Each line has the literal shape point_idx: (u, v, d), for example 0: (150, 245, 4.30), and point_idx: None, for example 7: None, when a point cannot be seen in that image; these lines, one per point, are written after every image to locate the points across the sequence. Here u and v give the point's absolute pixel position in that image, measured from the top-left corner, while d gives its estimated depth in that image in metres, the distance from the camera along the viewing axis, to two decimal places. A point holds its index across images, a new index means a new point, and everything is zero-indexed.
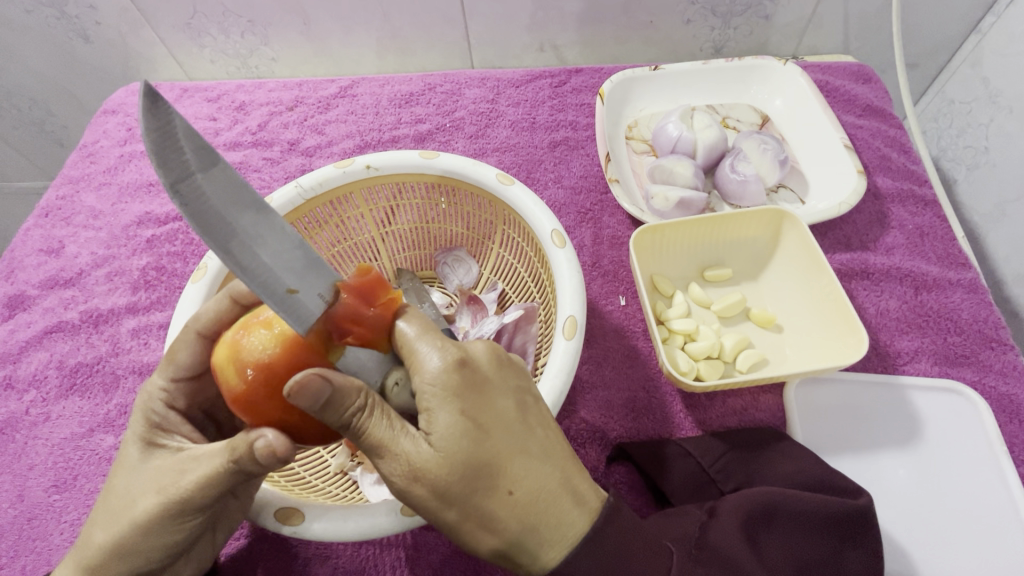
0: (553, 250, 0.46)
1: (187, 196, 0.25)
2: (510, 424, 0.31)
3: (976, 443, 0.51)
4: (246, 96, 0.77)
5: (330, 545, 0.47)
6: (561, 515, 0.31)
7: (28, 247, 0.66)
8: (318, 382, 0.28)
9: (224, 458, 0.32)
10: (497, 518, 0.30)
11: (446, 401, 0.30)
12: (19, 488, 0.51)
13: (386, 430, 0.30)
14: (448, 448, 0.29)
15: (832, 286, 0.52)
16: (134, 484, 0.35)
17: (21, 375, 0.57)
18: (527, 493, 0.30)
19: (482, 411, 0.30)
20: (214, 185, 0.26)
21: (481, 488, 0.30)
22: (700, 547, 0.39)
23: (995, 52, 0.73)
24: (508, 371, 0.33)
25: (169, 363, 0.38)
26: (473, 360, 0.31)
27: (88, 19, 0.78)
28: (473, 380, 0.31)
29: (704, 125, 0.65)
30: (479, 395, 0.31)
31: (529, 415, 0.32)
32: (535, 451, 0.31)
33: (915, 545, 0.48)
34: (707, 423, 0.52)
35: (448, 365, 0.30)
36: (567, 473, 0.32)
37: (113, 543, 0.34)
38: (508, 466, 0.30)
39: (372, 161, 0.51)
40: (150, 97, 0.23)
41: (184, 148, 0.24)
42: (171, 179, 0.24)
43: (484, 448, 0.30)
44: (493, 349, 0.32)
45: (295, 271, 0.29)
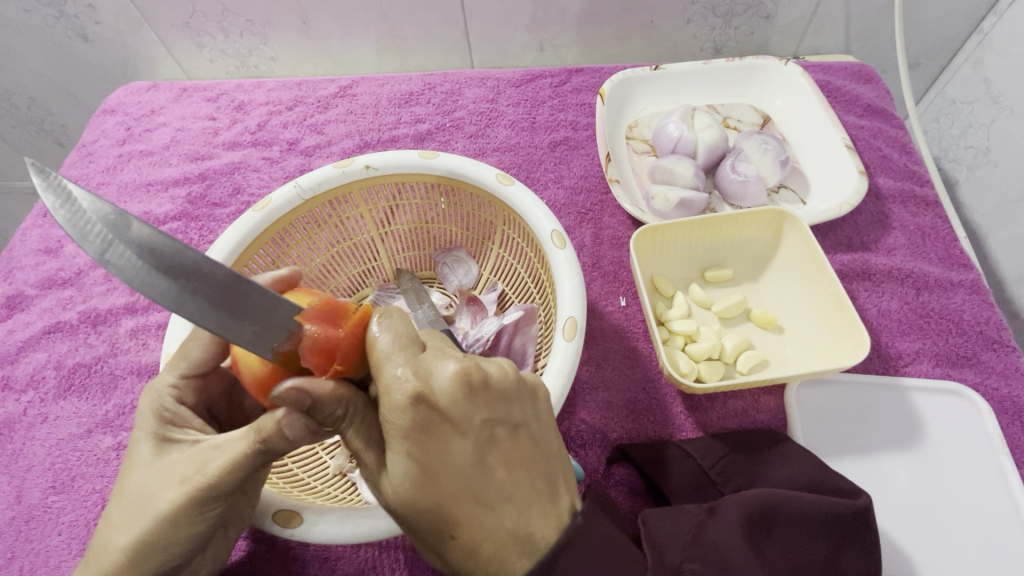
0: (553, 250, 0.45)
1: (115, 261, 0.26)
2: (459, 467, 0.30)
3: (977, 443, 0.51)
4: (245, 96, 0.77)
5: (329, 546, 0.47)
6: (505, 563, 0.30)
7: (27, 247, 0.66)
8: (297, 394, 0.30)
9: (249, 441, 0.32)
10: (447, 550, 0.32)
11: (397, 440, 0.30)
12: (18, 489, 0.51)
13: (363, 441, 0.32)
14: (398, 486, 0.31)
15: (834, 288, 0.52)
16: (153, 479, 0.34)
17: (18, 375, 0.57)
18: (470, 538, 0.30)
19: (431, 453, 0.30)
20: (138, 245, 0.26)
21: (428, 525, 0.31)
22: (695, 543, 0.39)
23: (997, 52, 0.73)
24: (471, 410, 0.30)
25: (180, 359, 0.38)
26: (431, 397, 0.30)
27: (86, 18, 0.78)
28: (426, 421, 0.30)
29: (705, 126, 0.65)
30: (428, 438, 0.30)
31: (490, 456, 0.30)
32: (486, 499, 0.30)
33: (918, 549, 0.47)
34: (707, 424, 0.52)
35: (401, 403, 0.30)
36: (522, 519, 0.30)
37: (134, 542, 0.33)
38: (453, 511, 0.30)
39: (371, 161, 0.51)
40: (45, 178, 0.26)
41: (96, 220, 0.26)
42: (95, 250, 0.26)
43: (429, 491, 0.30)
44: (455, 384, 0.30)
45: (250, 310, 0.29)
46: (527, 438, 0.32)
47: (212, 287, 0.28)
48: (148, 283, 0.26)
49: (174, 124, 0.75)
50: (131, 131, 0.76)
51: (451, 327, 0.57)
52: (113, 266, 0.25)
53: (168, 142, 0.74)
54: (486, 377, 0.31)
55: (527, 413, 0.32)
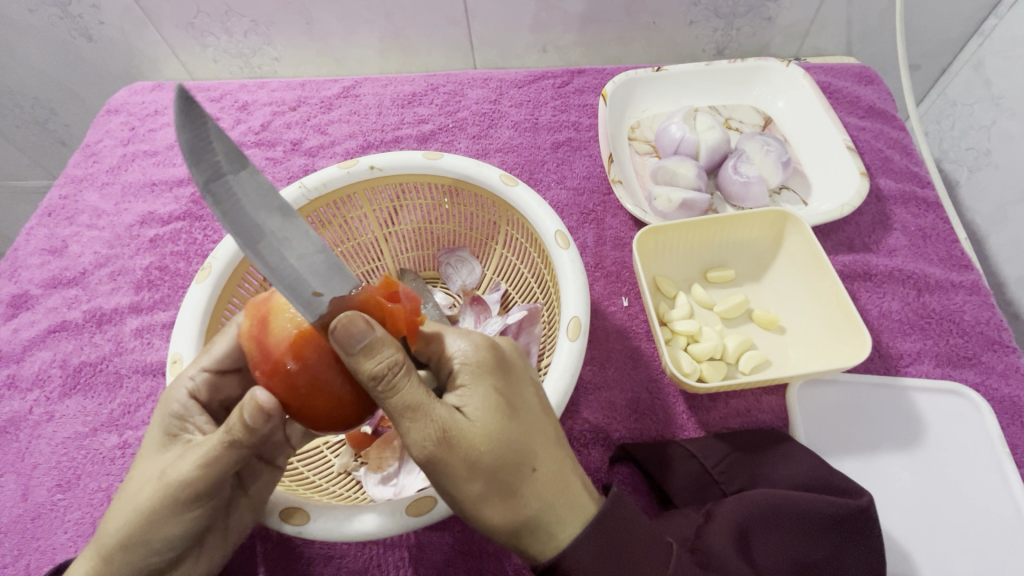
0: (557, 251, 0.46)
1: (220, 195, 0.27)
2: (534, 406, 0.34)
3: (978, 443, 0.51)
4: (249, 96, 0.77)
5: (333, 544, 0.47)
6: (576, 495, 0.33)
7: (32, 246, 0.66)
8: (364, 324, 0.29)
9: (220, 437, 0.32)
10: (518, 492, 0.31)
11: (479, 378, 0.32)
12: (24, 487, 0.51)
13: (420, 395, 0.30)
14: (481, 415, 0.31)
15: (835, 288, 0.52)
16: (147, 474, 0.35)
17: (24, 374, 0.58)
18: (547, 470, 0.32)
19: (511, 388, 0.33)
20: (246, 185, 0.28)
21: (510, 462, 0.31)
22: (692, 549, 0.41)
23: (998, 54, 0.73)
24: (527, 366, 0.36)
25: (204, 354, 0.38)
26: (499, 347, 0.35)
27: (91, 18, 0.78)
28: (503, 364, 0.34)
29: (707, 127, 0.66)
30: (509, 378, 0.33)
31: (546, 403, 0.35)
32: (555, 435, 0.34)
33: (919, 547, 0.48)
34: (709, 424, 0.52)
35: (480, 346, 0.34)
36: (577, 460, 0.35)
37: (119, 536, 0.34)
38: (534, 442, 0.32)
39: (375, 162, 0.51)
40: (185, 100, 0.25)
41: (217, 152, 0.27)
42: (203, 179, 0.26)
43: (516, 424, 0.32)
44: (514, 350, 0.36)
45: (318, 273, 0.30)
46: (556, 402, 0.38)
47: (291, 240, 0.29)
48: (238, 228, 0.27)
49: None
50: (135, 131, 0.76)
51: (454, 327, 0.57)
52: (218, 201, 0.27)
53: (172, 142, 0.74)
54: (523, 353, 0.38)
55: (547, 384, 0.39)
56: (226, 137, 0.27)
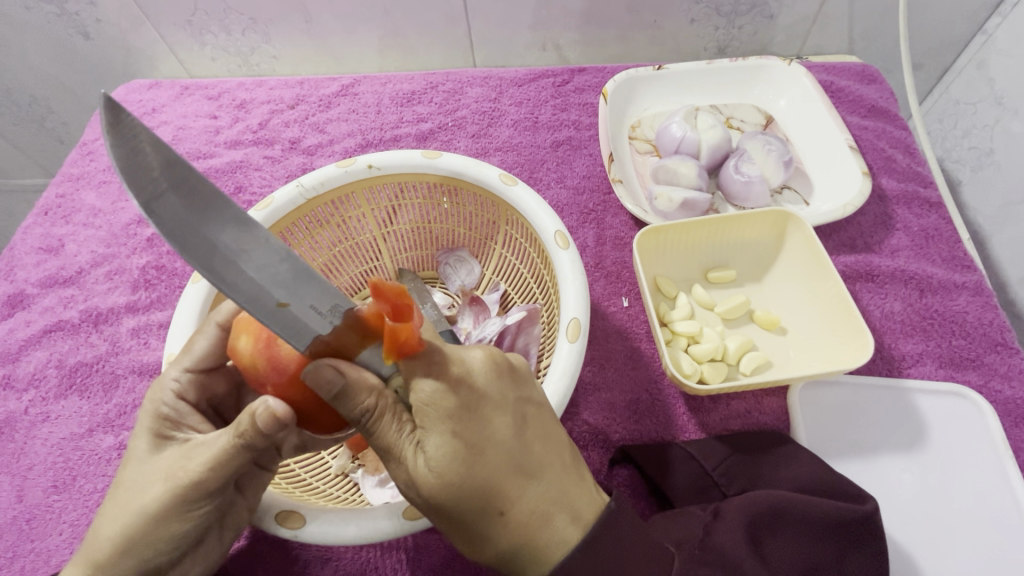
0: (557, 251, 0.45)
1: (162, 216, 0.26)
2: (503, 442, 0.31)
3: (981, 446, 0.51)
4: (247, 94, 0.77)
5: (330, 546, 0.46)
6: (554, 533, 0.32)
7: (28, 246, 0.66)
8: (332, 374, 0.30)
9: (231, 438, 0.32)
10: (490, 534, 0.32)
11: (438, 420, 0.31)
12: (19, 488, 0.51)
13: (394, 434, 0.32)
14: (441, 470, 0.31)
15: (838, 289, 0.52)
16: (145, 474, 0.34)
17: (20, 374, 0.57)
18: (519, 512, 0.31)
19: (472, 432, 0.31)
20: (186, 203, 0.28)
21: (473, 507, 0.31)
22: (700, 548, 0.39)
23: (1001, 53, 0.73)
24: (504, 389, 0.33)
25: (185, 353, 0.38)
26: (468, 378, 0.32)
27: (88, 16, 0.78)
28: (468, 400, 0.31)
29: (708, 126, 0.65)
30: (472, 417, 0.31)
31: (525, 433, 0.33)
32: (530, 471, 0.32)
33: (921, 551, 0.47)
34: (709, 425, 0.52)
35: (443, 386, 0.31)
36: (564, 488, 0.33)
37: (119, 537, 0.33)
38: (500, 486, 0.31)
39: (373, 161, 0.51)
40: (114, 115, 0.26)
41: (155, 168, 0.27)
42: (143, 200, 0.26)
43: (475, 471, 0.31)
44: (489, 365, 0.33)
45: (283, 284, 0.30)
46: (550, 417, 0.35)
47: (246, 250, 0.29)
48: (190, 248, 0.27)
49: (176, 122, 0.75)
50: None
51: (453, 328, 0.56)
52: (159, 221, 0.26)
53: (169, 140, 0.73)
54: (509, 360, 0.34)
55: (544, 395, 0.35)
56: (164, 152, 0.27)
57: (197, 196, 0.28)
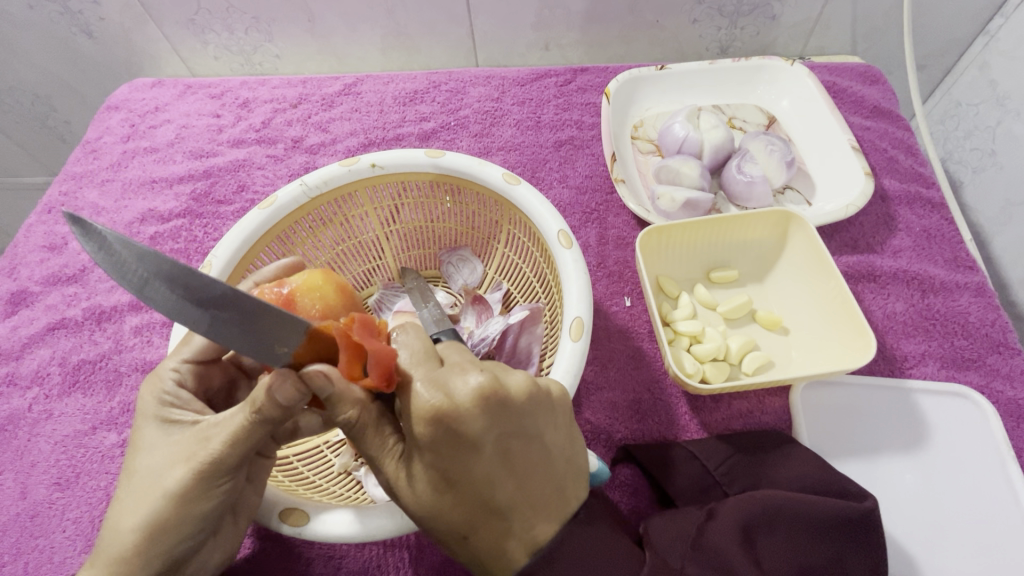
0: (559, 251, 0.45)
1: (155, 298, 0.25)
2: (474, 479, 0.30)
3: (984, 448, 0.51)
4: (250, 93, 0.77)
5: (334, 544, 0.47)
6: (507, 565, 0.32)
7: (31, 243, 0.66)
8: (323, 381, 0.30)
9: (245, 412, 0.32)
10: (455, 548, 0.33)
11: (418, 450, 0.31)
12: (22, 485, 0.51)
13: (378, 446, 0.34)
14: (416, 489, 0.32)
15: (841, 289, 0.51)
16: (159, 459, 0.34)
17: (23, 371, 0.57)
18: (479, 541, 0.32)
19: (446, 464, 0.30)
20: (166, 279, 0.25)
21: (440, 528, 0.32)
22: (695, 547, 0.39)
23: (1004, 54, 0.73)
24: (491, 424, 0.30)
25: (184, 347, 0.39)
26: (453, 412, 0.30)
27: (91, 14, 0.78)
28: (444, 436, 0.30)
29: (711, 126, 0.65)
30: (447, 453, 0.30)
31: (504, 468, 0.30)
32: (498, 507, 0.31)
33: (922, 552, 0.47)
34: (711, 425, 0.52)
35: (423, 415, 0.30)
36: (529, 524, 0.31)
37: (144, 525, 0.33)
38: (464, 517, 0.31)
39: (376, 160, 0.51)
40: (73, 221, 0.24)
41: (125, 252, 0.24)
42: (135, 289, 0.25)
43: (444, 499, 0.31)
44: (475, 403, 0.29)
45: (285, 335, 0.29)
46: (541, 450, 0.32)
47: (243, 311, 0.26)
48: (192, 322, 0.25)
49: (179, 120, 0.75)
50: (135, 127, 0.76)
51: (455, 327, 0.56)
52: (154, 304, 0.25)
53: (172, 139, 0.73)
54: (507, 394, 0.30)
55: (544, 425, 0.32)
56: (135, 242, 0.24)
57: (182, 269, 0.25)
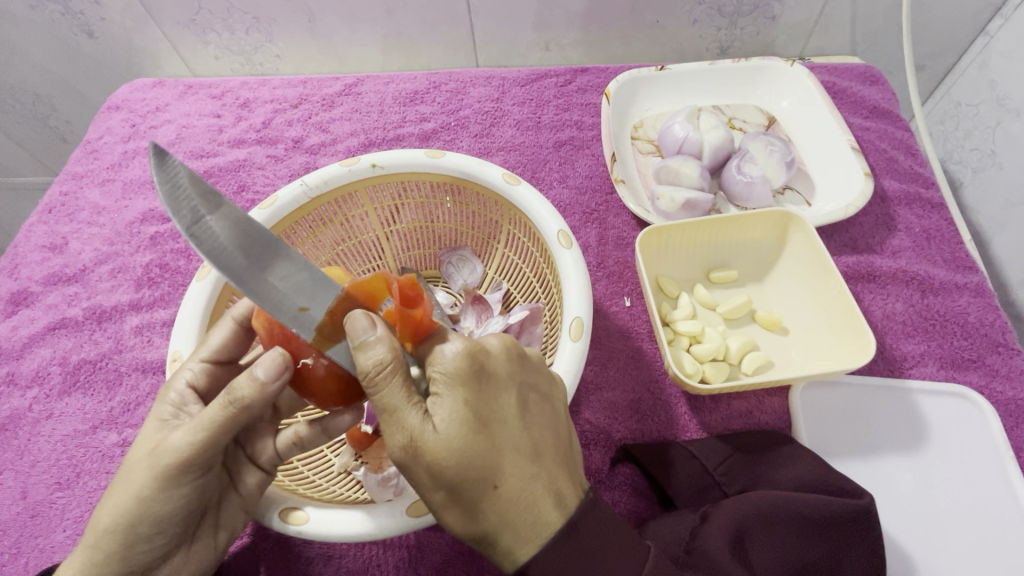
0: (559, 251, 0.45)
1: (204, 236, 0.28)
2: (508, 419, 0.31)
3: (983, 448, 0.51)
4: (250, 93, 0.77)
5: (334, 544, 0.47)
6: (540, 514, 0.31)
7: (32, 243, 0.66)
8: (364, 322, 0.31)
9: (220, 406, 0.32)
10: (480, 507, 0.31)
11: (452, 390, 0.30)
12: (22, 485, 0.51)
13: (400, 396, 0.31)
14: (448, 434, 0.30)
15: (840, 289, 0.52)
16: (138, 453, 0.35)
17: (23, 371, 0.57)
18: (512, 489, 0.30)
19: (483, 401, 0.31)
20: (225, 221, 0.29)
21: (469, 477, 0.30)
22: (688, 551, 0.41)
23: (1003, 55, 0.73)
24: (516, 370, 0.33)
25: (202, 345, 0.39)
26: (487, 353, 0.32)
27: (92, 14, 0.78)
28: (481, 372, 0.31)
29: (711, 126, 0.65)
30: (482, 390, 0.31)
31: (531, 413, 0.32)
32: (531, 450, 0.31)
33: (921, 552, 0.47)
34: (711, 425, 0.52)
35: (460, 354, 0.31)
36: (557, 475, 0.32)
37: (107, 520, 0.34)
38: (499, 458, 0.30)
39: (377, 160, 0.51)
40: (159, 154, 0.28)
41: (192, 192, 0.28)
42: (185, 224, 0.27)
43: (480, 441, 0.30)
44: (504, 350, 0.33)
45: (303, 291, 0.32)
46: (553, 408, 0.34)
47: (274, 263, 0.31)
48: (230, 264, 0.28)
49: (180, 120, 0.75)
50: (136, 128, 0.76)
51: (455, 327, 0.56)
52: (203, 241, 0.27)
53: (172, 139, 0.73)
54: (524, 348, 0.34)
55: (552, 387, 0.35)
56: (199, 180, 0.29)
57: (233, 214, 0.29)
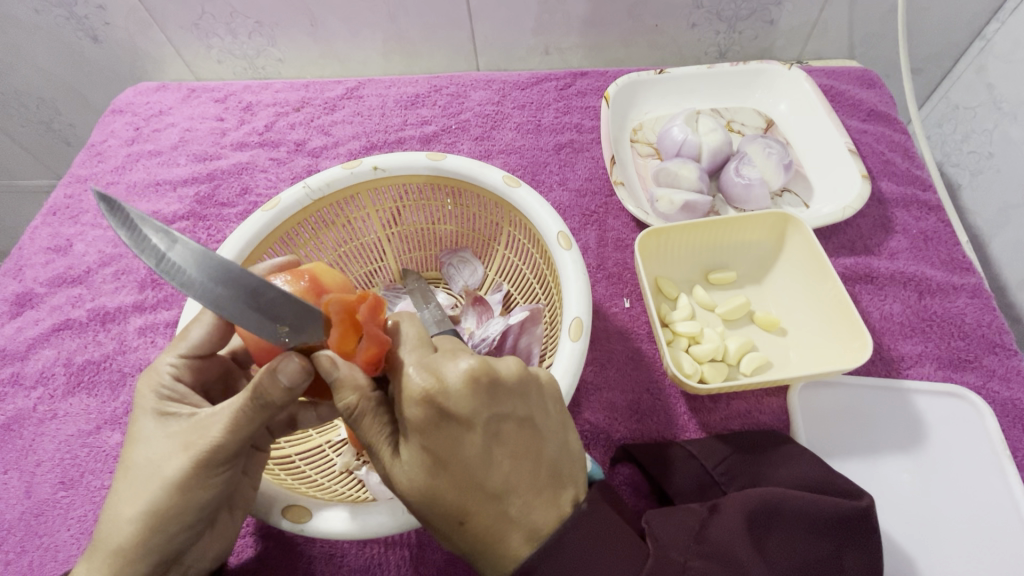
0: (559, 252, 0.46)
1: (172, 273, 0.24)
2: (469, 462, 0.30)
3: (979, 447, 0.51)
4: (253, 97, 0.78)
5: (335, 543, 0.47)
6: (510, 552, 0.31)
7: (37, 245, 0.67)
8: (329, 364, 0.32)
9: (245, 400, 0.32)
10: (453, 539, 0.32)
11: (411, 433, 0.31)
12: (27, 485, 0.52)
13: (373, 433, 0.33)
14: (409, 475, 0.32)
15: (838, 290, 0.52)
16: (155, 450, 0.34)
17: (28, 372, 0.58)
18: (478, 528, 0.31)
19: (441, 446, 0.31)
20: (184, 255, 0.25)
21: (437, 515, 0.32)
22: (699, 541, 0.39)
23: (1000, 59, 0.73)
24: (482, 407, 0.30)
25: (180, 341, 0.39)
26: (444, 393, 0.30)
27: (97, 19, 0.79)
28: (436, 417, 0.31)
29: (710, 129, 0.66)
30: (440, 434, 0.31)
31: (498, 450, 0.31)
32: (494, 490, 0.31)
33: (919, 551, 0.48)
34: (710, 425, 0.52)
35: (414, 396, 0.31)
36: (527, 510, 0.31)
37: (142, 516, 0.34)
38: (460, 501, 0.31)
39: (379, 162, 0.52)
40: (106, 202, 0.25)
41: (150, 236, 0.25)
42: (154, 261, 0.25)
43: (439, 483, 0.31)
44: (465, 386, 0.30)
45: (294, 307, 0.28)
46: (532, 433, 0.32)
47: (254, 290, 0.26)
48: (204, 295, 0.25)
49: (183, 124, 0.76)
50: (140, 131, 0.77)
51: (456, 328, 0.57)
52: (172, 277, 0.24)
53: (176, 142, 0.74)
54: (496, 376, 0.31)
55: (534, 408, 0.33)
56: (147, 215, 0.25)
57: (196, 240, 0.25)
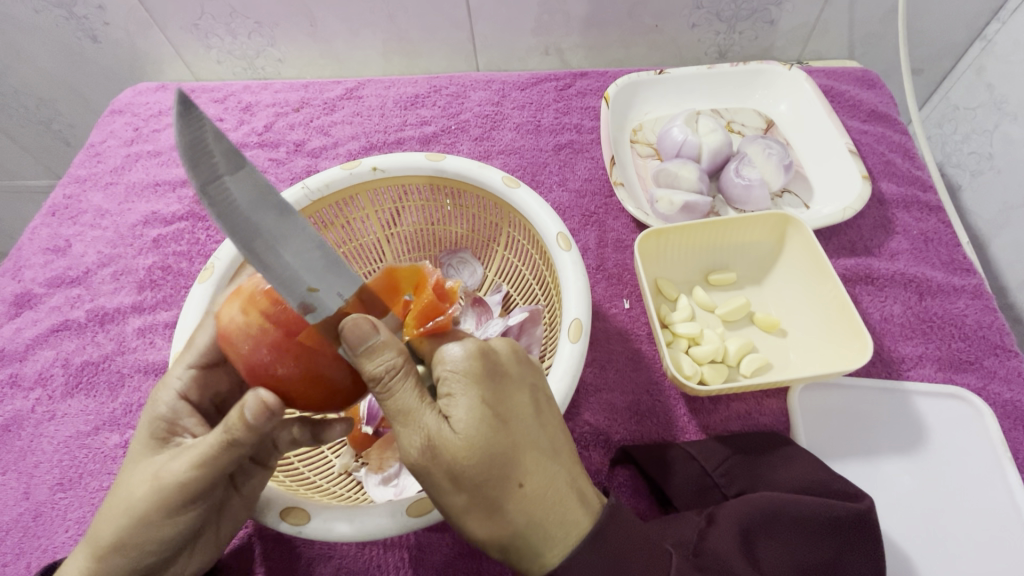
0: (558, 252, 0.46)
1: (214, 198, 0.28)
2: (526, 419, 0.32)
3: (980, 450, 0.51)
4: (252, 97, 0.77)
5: (334, 545, 0.47)
6: (566, 514, 0.32)
7: (36, 246, 0.67)
8: (368, 328, 0.30)
9: (214, 437, 0.33)
10: (505, 510, 0.31)
11: (471, 388, 0.31)
12: (25, 486, 0.51)
13: (413, 399, 0.31)
14: (468, 432, 0.31)
15: (838, 291, 0.52)
16: (133, 476, 0.35)
17: (26, 372, 0.58)
18: (537, 487, 0.31)
19: (499, 400, 0.32)
20: (242, 184, 0.29)
21: (494, 477, 0.31)
22: (695, 553, 0.40)
23: (1000, 59, 0.73)
24: (525, 370, 0.34)
25: (188, 349, 0.38)
26: (496, 353, 0.33)
27: (96, 19, 0.79)
28: (495, 373, 0.32)
29: (710, 130, 0.66)
30: (499, 390, 0.32)
31: (543, 413, 0.34)
32: (548, 448, 0.33)
33: (920, 554, 0.47)
34: (710, 427, 0.52)
35: (472, 353, 0.32)
36: (573, 475, 0.33)
37: (111, 540, 0.34)
38: (521, 458, 0.31)
39: (378, 163, 0.51)
40: (184, 104, 0.27)
41: (215, 157, 0.28)
42: (201, 182, 0.28)
43: (500, 439, 0.31)
44: (512, 350, 0.34)
45: (314, 270, 0.32)
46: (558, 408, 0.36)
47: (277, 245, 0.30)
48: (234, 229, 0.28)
49: None
50: (140, 132, 0.76)
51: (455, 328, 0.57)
52: (212, 202, 0.28)
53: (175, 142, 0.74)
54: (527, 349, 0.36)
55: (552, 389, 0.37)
56: (223, 138, 0.29)
57: (251, 181, 0.30)
